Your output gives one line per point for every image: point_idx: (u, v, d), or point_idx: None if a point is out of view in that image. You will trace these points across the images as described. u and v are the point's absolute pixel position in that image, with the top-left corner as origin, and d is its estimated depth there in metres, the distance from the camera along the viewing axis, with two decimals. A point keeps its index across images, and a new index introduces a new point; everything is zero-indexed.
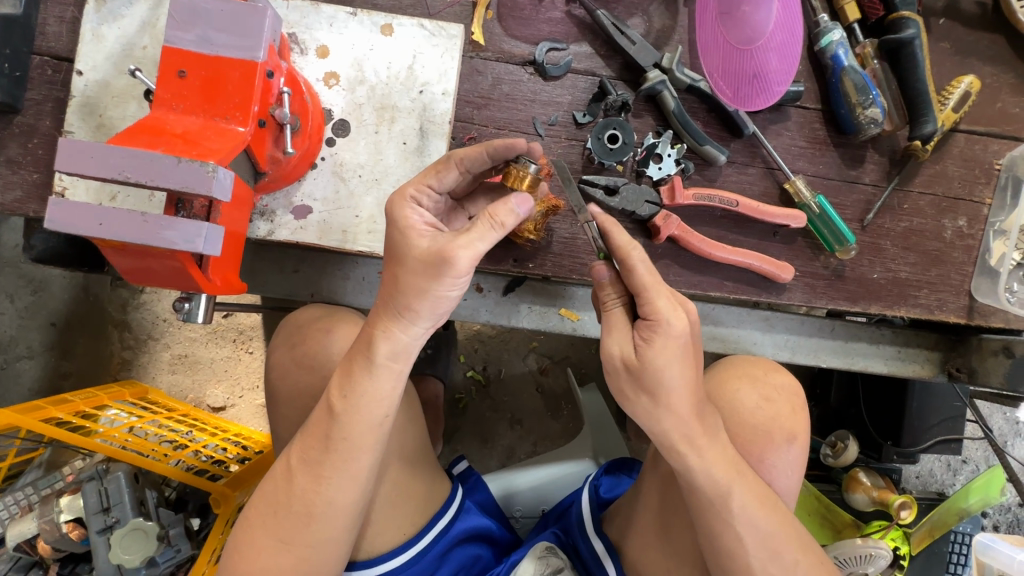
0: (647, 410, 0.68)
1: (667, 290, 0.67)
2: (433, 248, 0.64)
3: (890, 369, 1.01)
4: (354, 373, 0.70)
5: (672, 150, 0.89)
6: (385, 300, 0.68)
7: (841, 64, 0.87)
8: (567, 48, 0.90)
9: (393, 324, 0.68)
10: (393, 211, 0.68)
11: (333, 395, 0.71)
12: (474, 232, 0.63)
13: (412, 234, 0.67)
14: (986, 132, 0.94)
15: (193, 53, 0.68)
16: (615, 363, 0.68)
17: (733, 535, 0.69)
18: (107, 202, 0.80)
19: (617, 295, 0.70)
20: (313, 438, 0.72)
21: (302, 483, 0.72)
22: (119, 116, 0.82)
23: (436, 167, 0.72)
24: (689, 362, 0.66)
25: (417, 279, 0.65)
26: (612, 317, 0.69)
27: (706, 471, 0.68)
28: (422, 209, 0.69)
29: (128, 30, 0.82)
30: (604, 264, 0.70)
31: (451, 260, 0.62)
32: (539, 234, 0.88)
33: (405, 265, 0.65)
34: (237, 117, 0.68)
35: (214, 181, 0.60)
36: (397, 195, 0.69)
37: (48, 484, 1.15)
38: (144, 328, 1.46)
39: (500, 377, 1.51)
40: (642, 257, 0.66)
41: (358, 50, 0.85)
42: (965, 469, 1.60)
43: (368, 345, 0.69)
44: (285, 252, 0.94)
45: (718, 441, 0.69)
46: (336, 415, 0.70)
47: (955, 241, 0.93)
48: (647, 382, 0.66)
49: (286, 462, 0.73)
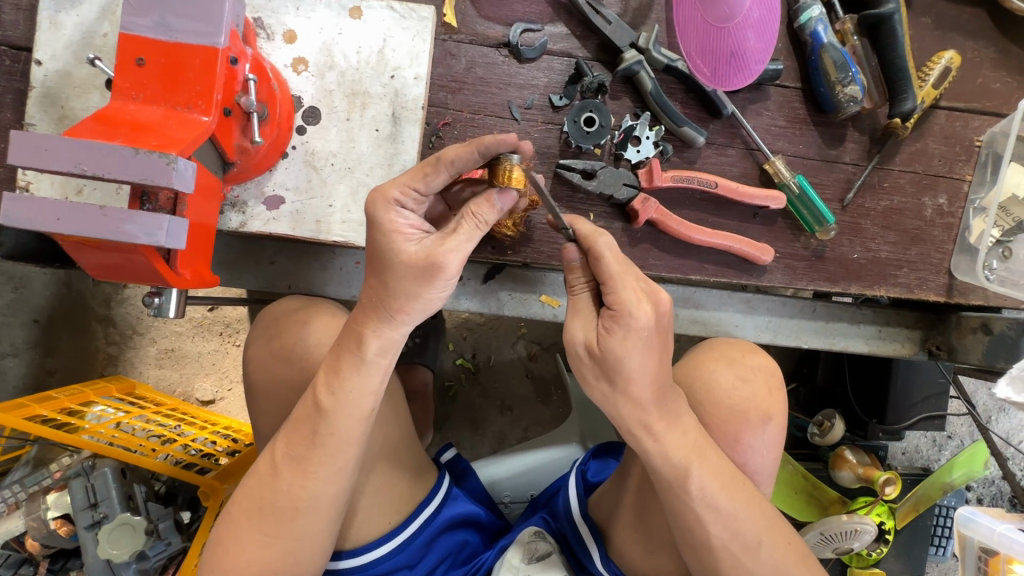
0: (605, 395, 0.70)
1: (634, 277, 0.66)
2: (421, 254, 0.64)
3: (870, 348, 1.01)
4: (344, 370, 0.70)
5: (651, 132, 0.87)
6: (374, 304, 0.68)
7: (820, 41, 0.86)
8: (542, 29, 0.88)
9: (382, 324, 0.68)
10: (375, 215, 0.65)
11: (320, 390, 0.71)
12: (461, 234, 0.65)
13: (398, 239, 0.65)
14: (967, 108, 0.93)
15: (151, 40, 0.66)
16: (580, 350, 0.69)
17: (702, 515, 0.69)
18: (74, 196, 0.79)
19: (585, 281, 0.70)
20: (297, 431, 0.72)
21: (287, 478, 0.71)
22: (81, 108, 0.79)
23: (425, 169, 0.65)
24: (652, 350, 0.66)
25: (407, 283, 0.65)
26: (580, 300, 0.70)
27: (674, 452, 0.69)
28: (406, 213, 0.66)
29: (87, 17, 0.79)
30: (573, 246, 0.71)
31: (443, 266, 0.64)
32: (517, 230, 0.86)
33: (394, 270, 0.65)
34: (199, 105, 0.66)
35: (174, 172, 0.58)
36: (379, 196, 0.66)
37: (35, 481, 1.11)
38: (127, 323, 1.45)
39: (489, 365, 1.51)
40: (608, 245, 0.66)
41: (326, 34, 0.82)
42: (950, 445, 1.62)
43: (359, 344, 0.69)
44: (260, 243, 0.92)
45: (678, 426, 0.70)
46: (323, 411, 0.70)
47: (935, 219, 0.93)
48: (607, 369, 0.67)
49: (270, 456, 0.73)
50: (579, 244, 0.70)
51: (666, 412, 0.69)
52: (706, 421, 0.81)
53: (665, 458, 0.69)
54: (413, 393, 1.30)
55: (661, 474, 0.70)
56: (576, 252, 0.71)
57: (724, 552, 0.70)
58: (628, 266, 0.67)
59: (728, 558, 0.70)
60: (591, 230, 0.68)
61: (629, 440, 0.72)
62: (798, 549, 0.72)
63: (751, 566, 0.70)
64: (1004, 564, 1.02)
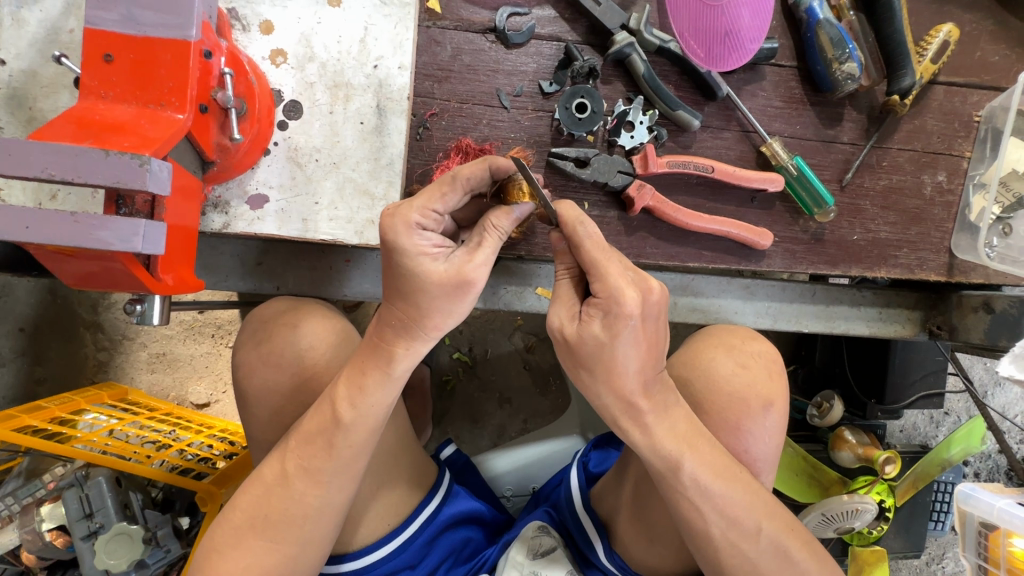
0: (589, 385, 0.68)
1: (619, 265, 0.64)
2: (452, 272, 0.62)
3: (871, 330, 1.00)
4: (368, 386, 0.68)
5: (645, 116, 0.85)
6: (405, 324, 0.65)
7: (815, 17, 0.83)
8: (529, 12, 0.85)
9: (413, 341, 0.66)
10: (397, 241, 0.61)
11: (340, 402, 0.68)
12: (487, 248, 0.64)
13: (424, 261, 0.62)
14: (965, 83, 0.91)
15: (118, 34, 0.62)
16: (556, 336, 0.67)
17: (697, 507, 0.68)
18: (47, 201, 0.76)
19: (569, 266, 0.68)
20: (311, 443, 0.69)
21: (298, 488, 0.69)
22: (51, 109, 0.76)
23: (442, 188, 0.63)
24: (639, 340, 0.64)
25: (437, 301, 0.63)
26: (561, 288, 0.68)
27: (670, 442, 0.68)
28: (428, 234, 0.63)
29: (51, 12, 0.76)
30: (557, 233, 0.68)
31: (473, 282, 0.63)
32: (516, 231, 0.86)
33: (425, 293, 0.63)
34: (173, 103, 0.63)
35: (148, 174, 0.56)
36: (398, 220, 0.61)
37: (29, 493, 1.08)
38: (117, 328, 1.42)
39: (487, 358, 1.49)
40: (589, 233, 0.63)
41: (305, 24, 0.79)
42: (948, 421, 1.63)
43: (388, 360, 0.67)
44: (245, 245, 0.89)
45: (669, 417, 0.69)
46: (343, 423, 0.68)
47: (935, 198, 0.91)
48: (584, 358, 0.66)
49: (279, 466, 0.70)
50: (562, 229, 0.66)
51: (656, 400, 0.68)
52: (706, 409, 0.79)
53: (654, 447, 0.68)
54: (410, 389, 1.28)
55: (649, 461, 0.69)
56: (561, 238, 0.68)
57: (725, 542, 0.69)
58: (612, 252, 0.64)
59: (727, 546, 0.69)
60: (572, 216, 0.64)
61: (618, 434, 0.71)
62: (800, 535, 0.71)
63: (751, 554, 0.69)
64: (1005, 539, 1.03)
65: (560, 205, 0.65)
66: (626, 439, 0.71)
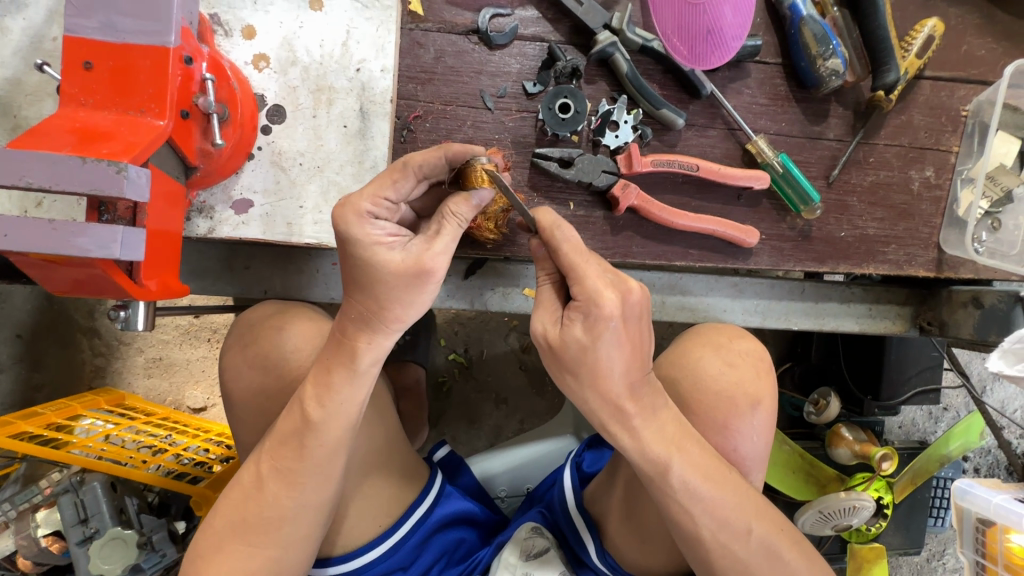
0: (572, 388, 0.68)
1: (598, 266, 0.64)
2: (409, 262, 0.62)
3: (861, 327, 1.00)
4: (334, 383, 0.68)
5: (629, 116, 0.85)
6: (366, 317, 0.65)
7: (799, 14, 0.83)
8: (512, 13, 0.85)
9: (376, 334, 0.66)
10: (349, 232, 0.62)
11: (307, 402, 0.68)
12: (446, 236, 0.64)
13: (380, 251, 0.62)
14: (952, 78, 0.91)
15: (97, 41, 0.63)
16: (540, 342, 0.67)
17: (682, 508, 0.68)
18: (33, 209, 0.76)
19: (550, 272, 0.68)
20: (283, 444, 0.69)
21: (273, 490, 0.70)
22: (35, 116, 0.76)
23: (393, 175, 0.63)
24: (622, 342, 0.64)
25: (397, 291, 0.63)
26: (543, 293, 0.68)
27: (655, 442, 0.68)
28: (381, 223, 0.63)
29: (34, 20, 0.76)
30: (537, 240, 0.69)
31: (433, 271, 0.63)
32: (499, 233, 0.85)
33: (383, 283, 0.63)
34: (153, 109, 0.63)
35: (125, 181, 0.56)
36: (349, 209, 0.62)
37: (26, 498, 1.07)
38: (112, 334, 1.42)
39: (481, 358, 1.49)
40: (567, 236, 0.64)
41: (286, 28, 0.79)
42: (946, 416, 1.63)
43: (351, 356, 0.67)
44: (233, 249, 0.90)
45: (655, 419, 0.69)
46: (311, 422, 0.68)
47: (923, 193, 0.91)
48: (567, 361, 0.66)
49: (255, 469, 0.71)
50: (540, 235, 0.66)
51: (641, 402, 0.68)
52: (693, 409, 0.79)
53: (643, 451, 0.68)
54: (404, 391, 1.28)
55: (639, 465, 0.69)
56: (540, 244, 0.69)
57: (712, 542, 0.68)
58: (590, 255, 0.64)
59: (715, 547, 0.69)
60: (549, 221, 0.65)
61: (605, 435, 0.71)
62: (788, 534, 0.71)
63: (740, 554, 0.69)
64: (1002, 534, 1.02)
65: (537, 211, 0.66)
66: (612, 440, 0.70)
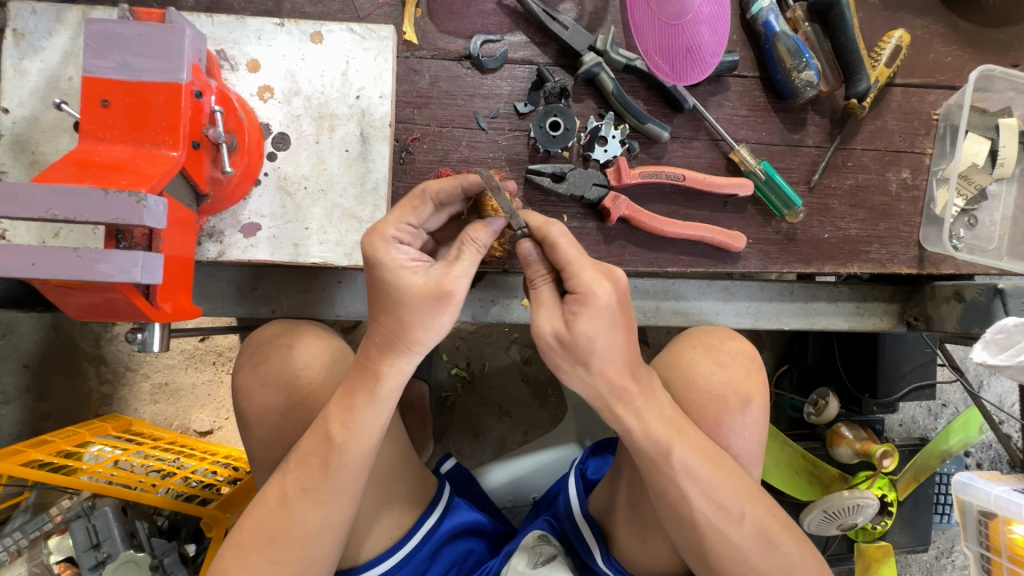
0: (583, 378, 0.70)
1: (590, 260, 0.68)
2: (430, 284, 0.65)
3: (850, 325, 1.03)
4: (359, 407, 0.71)
5: (616, 131, 0.90)
6: (389, 339, 0.68)
7: (772, 30, 0.88)
8: (501, 39, 0.90)
9: (397, 357, 0.69)
10: (376, 256, 0.66)
11: (331, 423, 0.71)
12: (465, 260, 0.67)
13: (404, 273, 0.66)
14: (922, 84, 0.95)
15: (113, 80, 0.67)
16: (549, 340, 0.68)
17: (676, 508, 0.71)
18: (51, 240, 0.80)
19: (543, 273, 0.70)
20: (307, 463, 0.72)
21: (297, 509, 0.72)
22: (53, 152, 0.80)
23: (413, 202, 0.70)
24: (618, 326, 0.68)
25: (419, 314, 0.66)
26: (542, 293, 0.70)
27: (647, 431, 0.71)
28: (405, 247, 0.68)
29: (51, 62, 0.80)
30: (528, 241, 0.69)
31: (453, 293, 0.66)
32: (504, 250, 0.89)
33: (407, 305, 0.66)
34: (167, 141, 0.67)
35: (145, 210, 0.59)
36: (376, 236, 0.67)
37: (37, 526, 1.08)
38: (120, 361, 1.44)
39: (484, 371, 1.51)
40: (562, 232, 0.67)
41: (289, 61, 0.84)
42: (946, 412, 1.65)
43: (375, 380, 0.70)
44: (242, 273, 0.93)
45: (645, 419, 0.71)
46: (333, 443, 0.71)
47: (901, 193, 0.95)
48: (581, 354, 0.67)
49: (278, 488, 0.73)
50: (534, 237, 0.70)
51: (629, 403, 0.71)
52: (687, 409, 0.82)
53: (634, 448, 0.71)
54: (409, 406, 1.31)
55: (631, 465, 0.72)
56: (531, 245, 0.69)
57: (706, 539, 0.71)
58: (581, 250, 0.69)
59: (711, 545, 0.71)
60: (541, 221, 0.69)
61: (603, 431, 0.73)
62: (782, 530, 0.73)
63: (734, 551, 0.71)
64: (1004, 526, 1.04)
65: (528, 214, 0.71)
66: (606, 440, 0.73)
